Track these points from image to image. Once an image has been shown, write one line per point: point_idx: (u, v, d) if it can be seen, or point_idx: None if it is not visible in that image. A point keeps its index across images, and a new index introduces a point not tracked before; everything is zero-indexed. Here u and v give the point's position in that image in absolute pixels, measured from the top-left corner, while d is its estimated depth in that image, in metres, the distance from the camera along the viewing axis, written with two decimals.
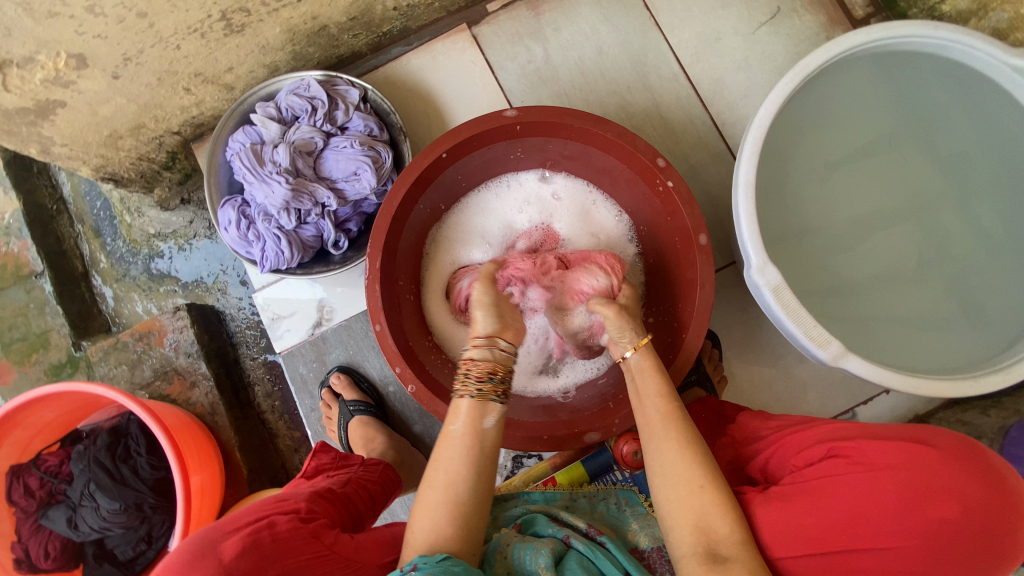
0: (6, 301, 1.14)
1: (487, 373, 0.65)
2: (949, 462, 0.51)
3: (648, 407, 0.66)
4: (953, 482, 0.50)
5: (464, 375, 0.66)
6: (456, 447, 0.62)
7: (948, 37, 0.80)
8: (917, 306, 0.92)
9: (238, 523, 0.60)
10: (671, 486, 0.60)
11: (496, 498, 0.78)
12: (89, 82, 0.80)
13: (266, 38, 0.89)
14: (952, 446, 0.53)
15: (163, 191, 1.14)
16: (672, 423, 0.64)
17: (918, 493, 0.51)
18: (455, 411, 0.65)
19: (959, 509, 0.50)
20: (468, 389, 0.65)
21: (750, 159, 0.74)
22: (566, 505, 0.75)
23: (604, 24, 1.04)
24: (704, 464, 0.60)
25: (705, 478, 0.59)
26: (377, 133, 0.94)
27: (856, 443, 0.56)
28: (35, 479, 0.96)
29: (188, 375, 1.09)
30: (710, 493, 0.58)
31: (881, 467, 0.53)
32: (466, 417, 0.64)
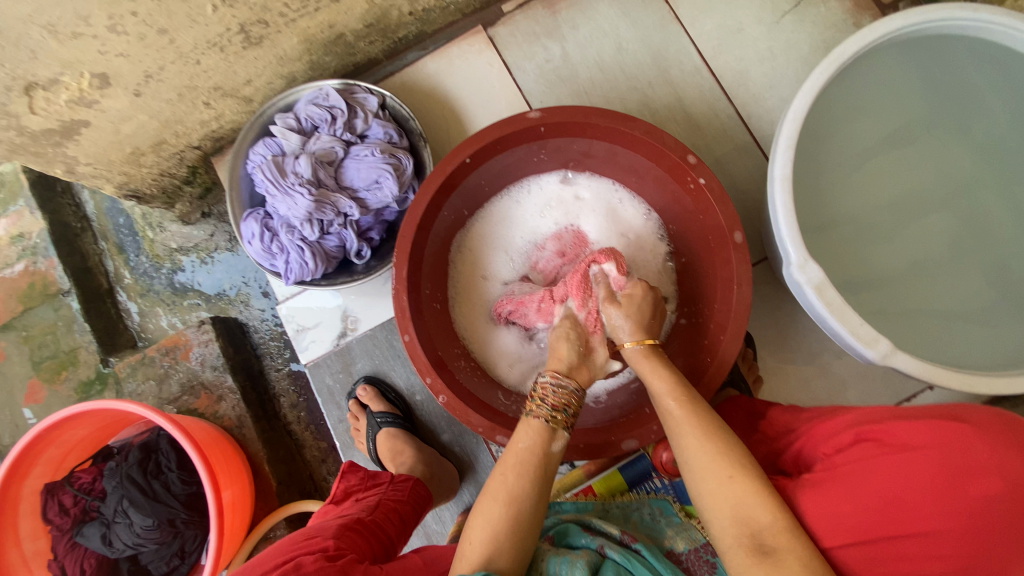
0: (36, 319, 1.18)
1: (556, 404, 0.64)
2: (982, 433, 0.48)
3: (658, 400, 0.64)
4: (989, 456, 0.47)
5: (538, 399, 0.64)
6: (516, 460, 0.61)
7: (988, 18, 0.77)
8: (963, 298, 0.88)
9: (264, 569, 0.61)
10: (706, 473, 0.56)
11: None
12: (112, 101, 0.80)
13: (283, 49, 0.89)
14: (986, 420, 0.50)
15: (184, 206, 1.14)
16: (692, 414, 0.61)
17: (954, 471, 0.48)
18: (523, 429, 0.63)
19: (1001, 484, 0.46)
20: (541, 412, 0.63)
21: (785, 153, 0.72)
22: (600, 515, 0.73)
23: (622, 19, 1.02)
24: (730, 452, 0.56)
25: (734, 467, 0.55)
26: (397, 140, 0.93)
27: (885, 424, 0.54)
28: (69, 497, 0.97)
29: (215, 389, 1.09)
30: (739, 484, 0.54)
31: (912, 447, 0.51)
32: (533, 431, 0.63)
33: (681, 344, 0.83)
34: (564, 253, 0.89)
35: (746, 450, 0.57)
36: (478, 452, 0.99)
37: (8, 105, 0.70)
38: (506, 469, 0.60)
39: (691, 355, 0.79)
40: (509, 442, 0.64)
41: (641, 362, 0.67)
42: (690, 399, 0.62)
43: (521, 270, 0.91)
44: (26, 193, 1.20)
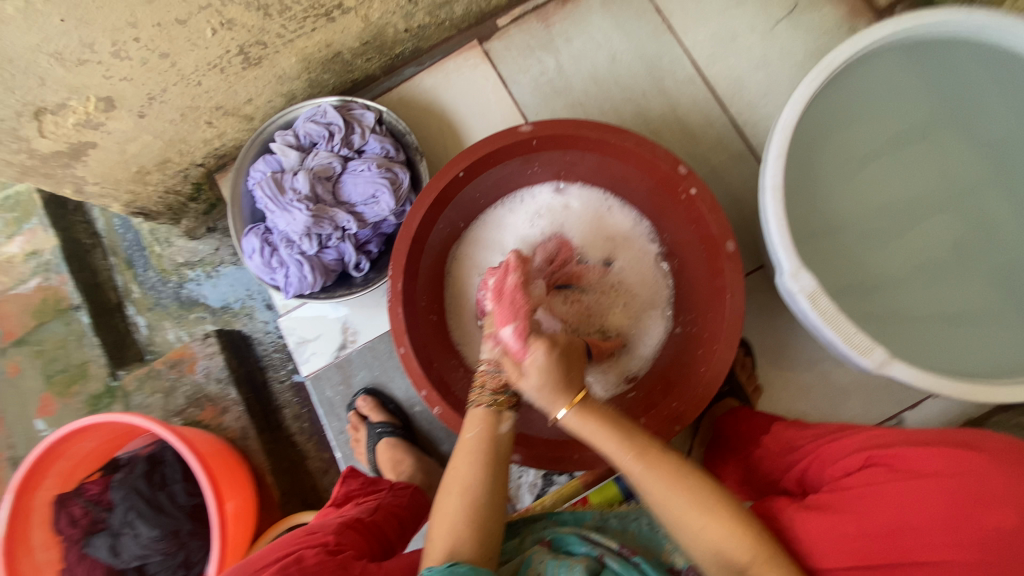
0: (49, 334, 1.21)
1: (498, 388, 0.64)
2: (994, 463, 0.49)
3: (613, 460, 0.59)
4: (1002, 486, 0.48)
5: (479, 387, 0.65)
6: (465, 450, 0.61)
7: (981, 21, 0.77)
8: (968, 303, 0.87)
9: (265, 562, 0.61)
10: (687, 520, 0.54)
11: (527, 517, 0.75)
12: (117, 122, 0.82)
13: (282, 68, 0.91)
14: (999, 452, 0.50)
15: (190, 222, 1.16)
16: (656, 466, 0.57)
17: (966, 499, 0.48)
18: (470, 418, 0.64)
19: (1013, 517, 0.46)
20: (483, 400, 0.64)
21: (776, 161, 0.72)
22: (597, 526, 0.71)
23: (615, 31, 1.03)
24: (695, 494, 0.55)
25: (705, 511, 0.54)
26: (394, 155, 0.94)
27: (895, 450, 0.55)
28: (78, 508, 0.99)
29: (220, 401, 1.11)
30: (711, 529, 0.54)
31: (924, 473, 0.51)
32: (481, 422, 0.63)
33: (676, 353, 0.83)
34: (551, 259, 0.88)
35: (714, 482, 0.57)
36: None
37: (18, 129, 0.73)
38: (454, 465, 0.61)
39: (686, 365, 0.79)
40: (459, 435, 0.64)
41: (581, 426, 0.59)
42: (650, 453, 0.57)
43: None
44: (39, 212, 1.24)
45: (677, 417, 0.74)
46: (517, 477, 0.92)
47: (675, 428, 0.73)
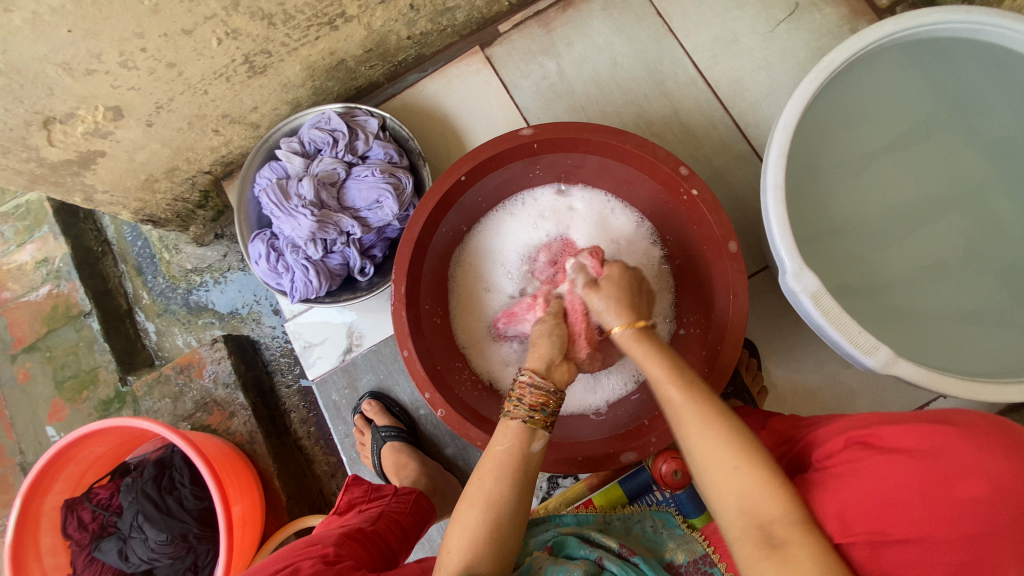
0: (59, 340, 1.22)
1: (536, 403, 0.62)
2: (969, 432, 0.44)
3: (657, 387, 0.59)
4: (975, 456, 0.42)
5: (516, 399, 0.63)
6: (491, 465, 0.60)
7: (981, 19, 0.77)
8: (976, 303, 0.86)
9: (265, 573, 0.62)
10: (718, 459, 0.52)
11: (528, 521, 0.75)
12: (126, 131, 0.84)
13: (287, 76, 0.92)
14: (975, 423, 0.45)
15: (198, 228, 1.18)
16: (702, 397, 0.56)
17: (939, 473, 0.43)
18: (499, 432, 0.62)
19: (987, 488, 0.42)
20: (518, 413, 0.62)
21: (777, 162, 0.72)
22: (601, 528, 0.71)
23: (617, 35, 1.03)
24: (736, 440, 0.53)
25: (741, 458, 0.51)
26: (397, 160, 0.95)
27: (872, 427, 0.50)
28: (88, 513, 0.99)
29: (227, 405, 1.12)
30: (747, 474, 0.50)
31: (899, 450, 0.46)
32: (509, 434, 0.61)
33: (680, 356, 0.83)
34: (554, 261, 0.88)
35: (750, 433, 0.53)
36: None
37: (29, 138, 0.75)
38: (480, 477, 0.60)
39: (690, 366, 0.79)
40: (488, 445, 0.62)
41: (634, 346, 0.62)
42: (693, 388, 0.57)
43: (519, 277, 0.90)
44: (50, 220, 1.26)
45: None
46: None
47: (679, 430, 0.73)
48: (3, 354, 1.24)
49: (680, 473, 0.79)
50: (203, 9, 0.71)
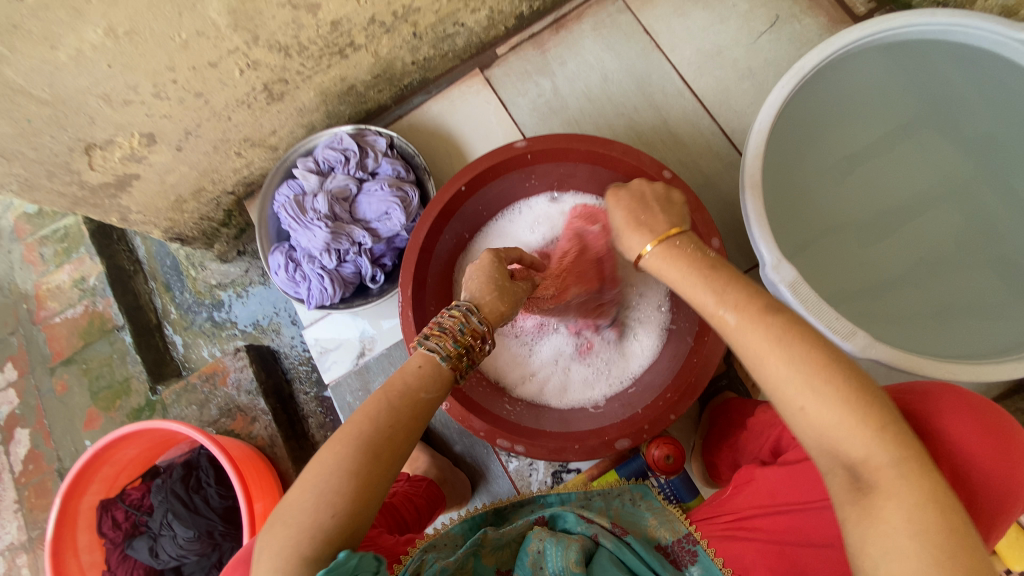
0: (95, 353, 1.31)
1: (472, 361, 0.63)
2: (929, 402, 0.58)
3: (705, 311, 0.56)
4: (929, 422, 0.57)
5: (463, 351, 0.62)
6: (411, 415, 0.56)
7: (945, 21, 0.82)
8: (964, 292, 0.90)
9: None
10: (792, 400, 0.48)
11: (513, 501, 0.76)
12: (158, 155, 0.92)
13: (302, 102, 1.00)
14: (924, 394, 0.59)
15: (222, 245, 1.26)
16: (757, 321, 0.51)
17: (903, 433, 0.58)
18: (432, 379, 0.59)
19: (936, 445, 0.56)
20: (459, 368, 0.62)
21: (754, 161, 0.76)
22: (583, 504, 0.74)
23: (606, 52, 1.10)
24: (795, 361, 0.48)
25: (805, 391, 0.47)
26: (404, 175, 1.03)
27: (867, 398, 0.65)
28: (121, 512, 1.06)
29: (250, 411, 1.19)
30: (813, 412, 0.47)
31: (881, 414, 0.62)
32: (441, 383, 0.60)
33: (673, 349, 0.88)
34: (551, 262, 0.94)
35: (829, 347, 0.48)
36: (489, 462, 1.01)
37: (72, 163, 0.83)
38: (397, 423, 0.55)
39: (681, 357, 0.83)
40: (411, 384, 0.58)
41: (667, 268, 0.60)
42: (746, 307, 0.52)
43: None
44: (87, 242, 1.36)
45: (672, 406, 0.78)
46: (528, 476, 0.98)
47: (670, 416, 0.77)
48: (43, 367, 1.33)
49: (672, 458, 0.86)
50: (227, 43, 0.80)
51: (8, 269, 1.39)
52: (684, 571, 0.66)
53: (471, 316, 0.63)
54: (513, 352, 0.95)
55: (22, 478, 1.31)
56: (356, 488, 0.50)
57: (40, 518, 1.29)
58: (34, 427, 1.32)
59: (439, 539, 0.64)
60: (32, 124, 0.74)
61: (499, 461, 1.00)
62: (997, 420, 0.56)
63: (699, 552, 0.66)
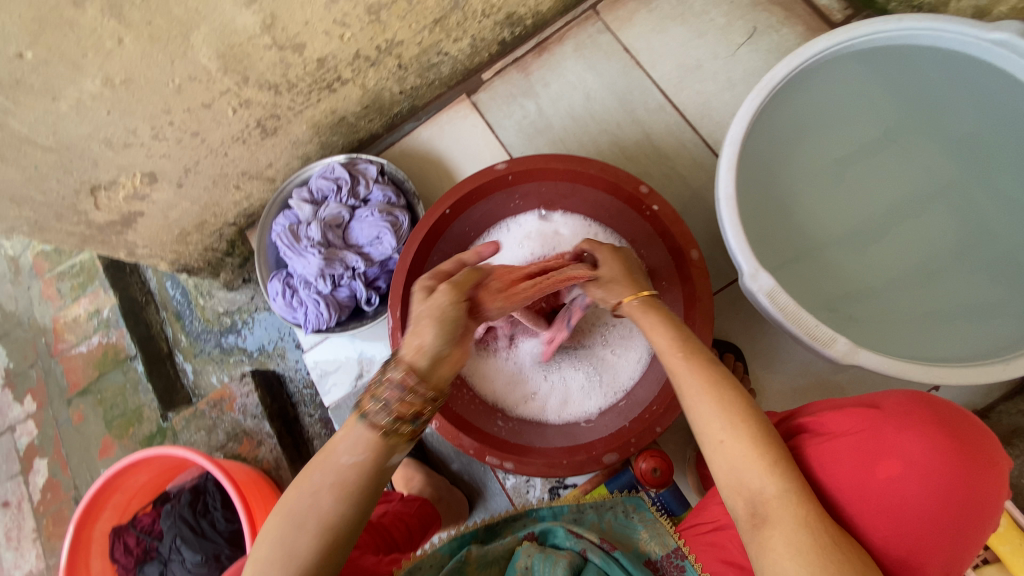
0: (109, 383, 1.36)
1: (396, 414, 0.58)
2: (891, 418, 0.57)
3: (663, 355, 0.65)
4: (895, 440, 0.55)
5: (379, 404, 0.58)
6: (335, 481, 0.55)
7: (915, 26, 0.83)
8: (955, 294, 0.90)
9: None
10: (714, 436, 0.57)
11: (504, 517, 0.75)
12: (160, 193, 0.97)
13: (296, 135, 1.05)
14: (899, 404, 0.58)
15: (228, 274, 1.31)
16: (695, 368, 0.61)
17: (869, 454, 0.57)
18: (352, 441, 0.57)
19: (901, 465, 0.55)
20: (382, 421, 0.57)
21: (728, 174, 0.78)
22: (575, 518, 0.74)
23: (589, 72, 1.13)
24: (728, 409, 0.57)
25: (728, 432, 0.57)
26: (395, 200, 1.06)
27: (821, 418, 0.64)
28: (133, 538, 1.09)
29: (256, 435, 1.21)
30: (733, 446, 0.56)
31: (841, 433, 0.60)
32: (365, 446, 0.57)
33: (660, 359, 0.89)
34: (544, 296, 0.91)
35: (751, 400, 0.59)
36: (486, 480, 1.01)
37: (80, 205, 0.88)
38: (317, 493, 0.55)
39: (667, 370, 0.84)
40: (332, 449, 0.57)
41: (640, 315, 0.69)
42: (693, 353, 0.63)
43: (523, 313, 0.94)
44: (101, 276, 1.42)
45: (657, 419, 0.78)
46: (526, 493, 0.98)
47: (655, 429, 0.77)
48: (60, 398, 1.38)
49: (660, 471, 0.86)
50: (219, 86, 0.84)
51: (28, 304, 1.45)
52: None
53: (386, 370, 0.60)
54: (506, 373, 0.95)
55: (40, 507, 1.35)
56: (282, 557, 0.52)
57: (58, 546, 1.33)
58: (51, 457, 1.36)
59: (424, 560, 0.66)
60: (39, 170, 0.79)
61: (497, 479, 1.01)
62: (968, 428, 0.56)
63: (687, 567, 0.65)
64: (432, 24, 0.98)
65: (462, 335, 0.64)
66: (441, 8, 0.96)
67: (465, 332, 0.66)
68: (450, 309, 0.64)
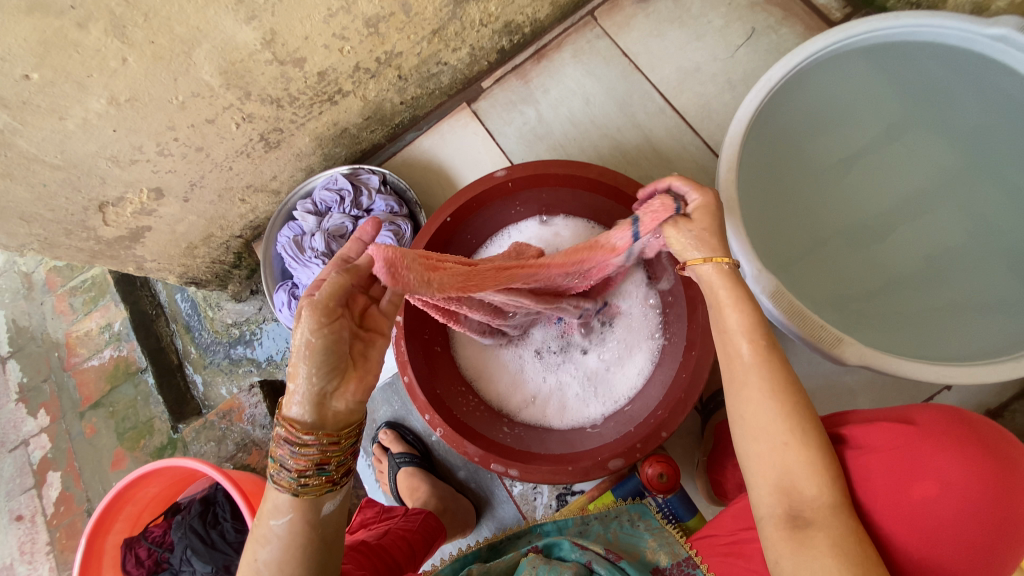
0: (121, 396, 1.38)
1: (298, 470, 0.55)
2: (927, 435, 0.55)
3: (730, 339, 0.60)
4: (931, 460, 0.53)
5: (279, 466, 0.55)
6: (272, 546, 0.55)
7: (910, 23, 0.83)
8: (969, 294, 0.88)
9: None
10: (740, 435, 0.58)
11: (508, 535, 0.76)
12: (167, 208, 0.99)
13: (299, 147, 1.06)
14: (934, 421, 0.56)
15: (236, 286, 1.32)
16: (761, 368, 0.58)
17: (903, 473, 0.54)
18: (273, 505, 0.56)
19: (938, 487, 0.52)
20: (291, 482, 0.55)
21: (727, 174, 0.77)
22: (580, 531, 0.74)
23: (588, 77, 1.13)
24: (791, 416, 0.55)
25: (791, 434, 0.55)
26: (397, 210, 1.07)
27: (852, 431, 0.61)
28: (144, 550, 1.09)
29: (265, 445, 1.22)
30: (799, 455, 0.54)
31: (874, 449, 0.57)
32: (285, 509, 0.55)
33: (664, 361, 0.88)
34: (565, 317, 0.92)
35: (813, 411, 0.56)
36: (493, 487, 1.01)
37: (89, 221, 0.90)
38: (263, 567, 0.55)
39: (671, 375, 0.84)
40: (259, 516, 0.57)
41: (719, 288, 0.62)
42: (770, 351, 0.59)
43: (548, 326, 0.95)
44: (112, 290, 1.44)
45: (663, 424, 0.77)
46: (533, 500, 0.98)
47: (661, 435, 0.77)
48: (73, 412, 1.40)
49: (666, 476, 0.85)
50: (222, 101, 0.86)
51: (41, 319, 1.48)
52: None
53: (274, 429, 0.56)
54: (511, 379, 0.95)
55: (54, 520, 1.37)
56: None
57: (70, 559, 1.35)
58: (64, 470, 1.38)
59: None
60: (48, 188, 0.81)
61: (504, 486, 1.00)
62: (1007, 450, 0.53)
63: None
64: (431, 35, 0.99)
65: (356, 357, 0.57)
66: (439, 19, 0.97)
67: (359, 347, 0.58)
68: (319, 339, 0.53)
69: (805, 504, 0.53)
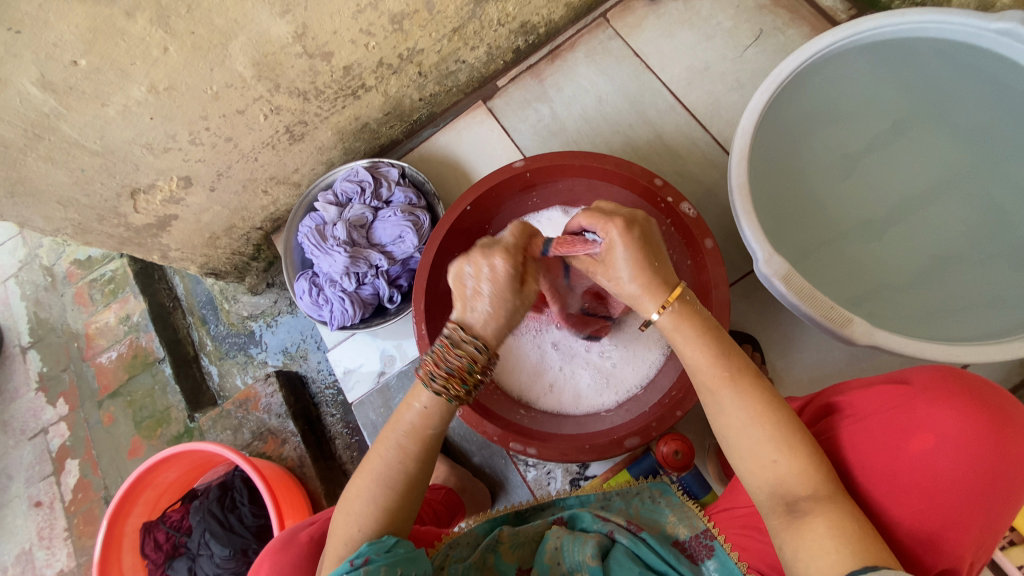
0: (138, 385, 1.40)
1: (463, 380, 0.62)
2: (921, 393, 0.57)
3: (698, 372, 0.63)
4: (924, 415, 0.56)
5: (451, 374, 0.61)
6: (420, 449, 0.63)
7: (915, 19, 0.86)
8: (974, 281, 0.91)
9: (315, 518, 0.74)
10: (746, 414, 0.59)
11: (532, 504, 0.77)
12: (194, 197, 1.02)
13: (321, 141, 1.10)
14: (926, 378, 0.58)
15: (253, 279, 1.35)
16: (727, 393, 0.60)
17: (898, 431, 0.57)
18: (437, 416, 0.63)
19: (934, 438, 0.55)
20: (451, 387, 0.62)
21: (739, 163, 0.80)
22: (602, 505, 0.76)
23: (600, 77, 1.17)
24: (780, 435, 0.57)
25: (778, 451, 0.57)
26: (416, 201, 1.10)
27: (847, 398, 0.65)
28: (162, 534, 1.11)
29: (280, 433, 1.23)
30: (785, 465, 0.56)
31: (869, 413, 0.61)
32: (442, 418, 0.64)
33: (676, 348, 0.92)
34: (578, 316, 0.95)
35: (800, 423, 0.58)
36: (508, 472, 1.03)
37: (120, 207, 0.93)
38: (405, 457, 0.63)
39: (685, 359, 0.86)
40: (413, 410, 0.64)
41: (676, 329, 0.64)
42: (740, 376, 0.60)
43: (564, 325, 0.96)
44: (131, 282, 1.47)
45: (678, 402, 0.80)
46: (547, 484, 1.00)
47: (677, 413, 0.79)
48: (91, 401, 1.43)
49: (680, 454, 0.89)
50: (252, 93, 0.89)
51: (61, 311, 1.51)
52: (701, 565, 0.67)
53: (457, 336, 0.61)
54: (532, 367, 0.97)
55: (71, 506, 1.39)
56: (374, 508, 0.61)
57: (87, 545, 1.36)
58: (82, 457, 1.40)
59: (461, 536, 0.68)
60: (86, 173, 0.84)
61: (518, 471, 1.02)
62: (998, 399, 0.56)
63: (716, 546, 0.67)
64: (452, 33, 1.03)
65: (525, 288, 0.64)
66: (460, 17, 1.01)
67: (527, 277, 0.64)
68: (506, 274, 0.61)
69: (819, 470, 0.55)
